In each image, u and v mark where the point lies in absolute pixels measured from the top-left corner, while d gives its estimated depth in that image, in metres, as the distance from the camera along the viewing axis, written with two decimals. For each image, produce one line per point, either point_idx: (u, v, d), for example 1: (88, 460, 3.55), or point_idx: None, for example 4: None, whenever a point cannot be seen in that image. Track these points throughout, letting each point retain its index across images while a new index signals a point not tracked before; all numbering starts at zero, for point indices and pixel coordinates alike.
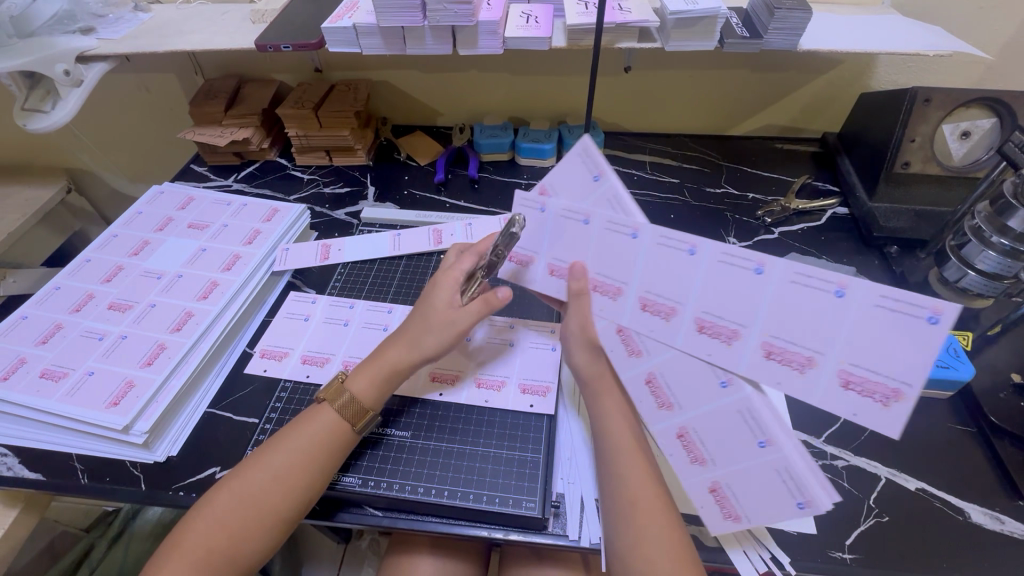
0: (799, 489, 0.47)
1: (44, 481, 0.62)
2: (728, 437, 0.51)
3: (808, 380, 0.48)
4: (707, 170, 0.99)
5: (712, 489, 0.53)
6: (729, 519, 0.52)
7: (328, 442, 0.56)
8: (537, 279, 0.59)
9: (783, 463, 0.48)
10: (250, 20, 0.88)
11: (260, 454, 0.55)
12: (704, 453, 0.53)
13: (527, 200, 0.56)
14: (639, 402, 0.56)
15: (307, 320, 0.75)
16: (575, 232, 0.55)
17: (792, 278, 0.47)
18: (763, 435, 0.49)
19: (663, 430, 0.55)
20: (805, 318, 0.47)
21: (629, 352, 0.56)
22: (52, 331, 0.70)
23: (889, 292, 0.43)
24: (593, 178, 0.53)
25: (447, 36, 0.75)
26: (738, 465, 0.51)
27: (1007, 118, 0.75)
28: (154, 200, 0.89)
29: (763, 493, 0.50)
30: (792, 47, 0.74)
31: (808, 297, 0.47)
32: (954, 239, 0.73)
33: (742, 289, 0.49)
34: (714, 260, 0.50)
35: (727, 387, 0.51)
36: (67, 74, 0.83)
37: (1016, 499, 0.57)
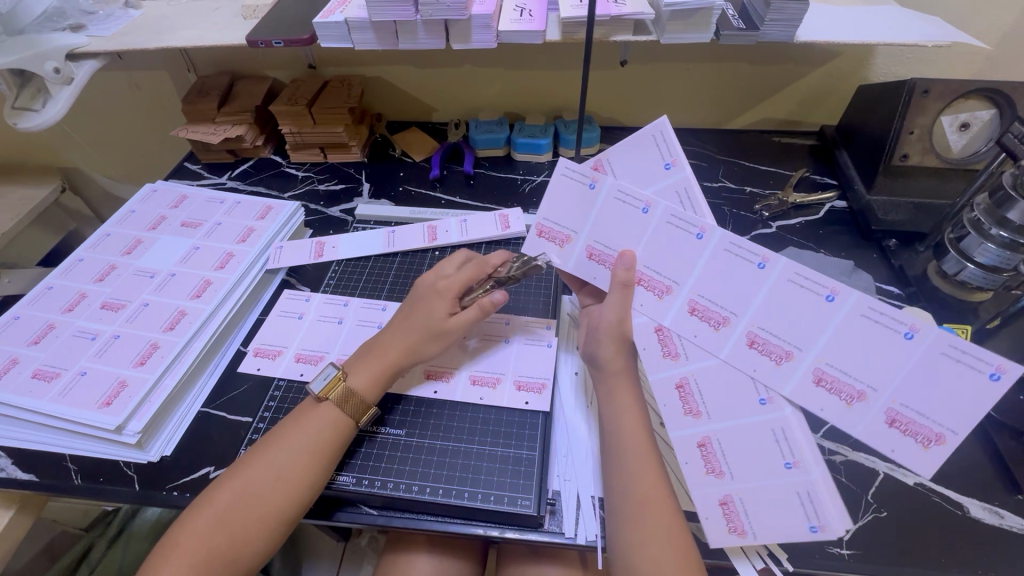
0: (815, 513, 0.47)
1: (37, 482, 0.61)
2: (756, 454, 0.50)
3: (853, 412, 0.48)
4: (704, 164, 0.98)
5: (722, 502, 0.51)
6: (734, 534, 0.50)
7: (329, 437, 0.56)
8: (571, 258, 0.62)
9: (807, 487, 0.47)
10: (241, 16, 0.87)
11: (263, 450, 0.55)
12: (721, 465, 0.51)
13: (583, 173, 0.59)
14: (665, 407, 0.55)
15: (302, 318, 0.75)
16: (630, 219, 0.56)
17: (864, 311, 0.46)
18: (791, 456, 0.49)
19: (682, 438, 0.53)
20: (861, 348, 0.47)
21: (663, 353, 0.56)
22: (44, 331, 0.69)
23: (962, 346, 0.42)
24: (665, 166, 0.56)
25: (439, 30, 0.74)
26: (756, 481, 0.50)
27: (1006, 109, 0.75)
28: (147, 198, 0.89)
29: (776, 512, 0.49)
30: (789, 39, 0.73)
31: (873, 333, 0.46)
32: (954, 231, 0.72)
33: (808, 311, 0.49)
34: (783, 277, 0.50)
35: (766, 404, 0.51)
36: (57, 71, 0.82)
37: (1015, 493, 0.57)
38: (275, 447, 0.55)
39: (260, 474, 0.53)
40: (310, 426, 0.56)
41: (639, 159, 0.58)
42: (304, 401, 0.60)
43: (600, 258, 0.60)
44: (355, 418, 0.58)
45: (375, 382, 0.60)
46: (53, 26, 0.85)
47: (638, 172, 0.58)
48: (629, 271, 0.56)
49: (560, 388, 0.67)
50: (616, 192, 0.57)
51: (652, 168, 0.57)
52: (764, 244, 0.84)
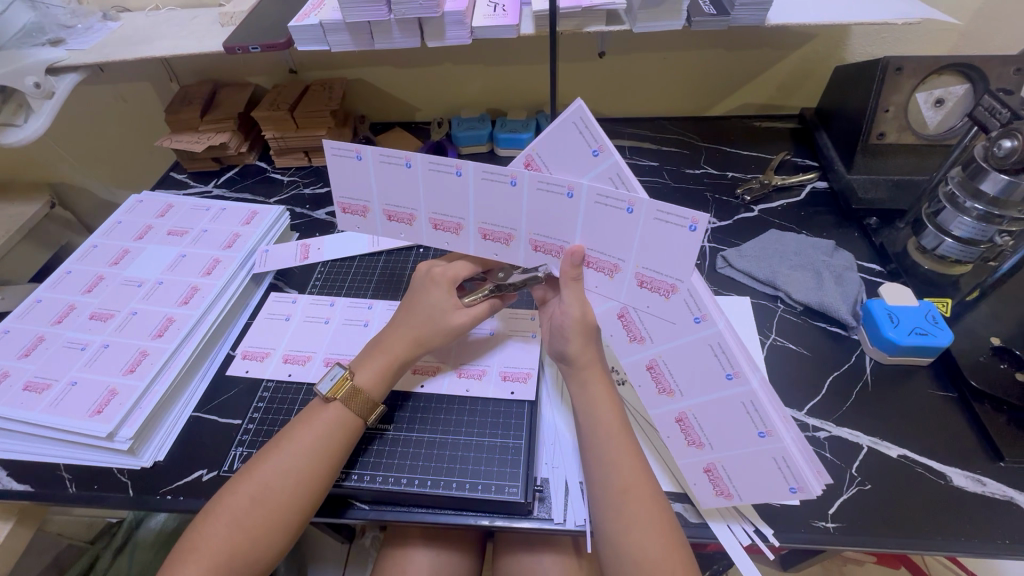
0: (793, 476, 0.48)
1: (32, 492, 0.62)
2: (730, 426, 0.52)
3: (674, 303, 0.52)
4: (686, 151, 0.98)
5: (706, 469, 0.54)
6: (721, 496, 0.53)
7: (340, 438, 0.56)
8: (377, 225, 0.64)
9: (781, 453, 0.49)
10: (219, 24, 0.87)
11: (276, 447, 0.55)
12: (700, 436, 0.54)
13: (441, 165, 0.56)
14: (639, 387, 0.57)
15: (288, 320, 0.75)
16: (500, 193, 0.55)
17: (655, 216, 0.48)
18: (764, 426, 0.49)
19: (661, 414, 0.56)
20: (667, 251, 0.50)
21: (629, 337, 0.57)
22: (34, 344, 0.70)
23: (665, 209, 0.48)
24: (593, 153, 0.51)
25: (414, 29, 0.74)
26: (733, 450, 0.52)
27: (979, 83, 0.76)
28: (132, 209, 0.89)
29: (753, 474, 0.51)
30: (760, 23, 0.73)
31: (666, 234, 0.49)
32: (931, 206, 0.73)
33: (672, 244, 0.49)
34: (648, 225, 0.49)
35: (732, 378, 0.51)
36: (38, 86, 0.82)
37: (997, 460, 0.58)
38: (289, 447, 0.55)
39: (276, 479, 0.53)
40: (319, 429, 0.56)
41: (564, 143, 0.53)
42: (314, 401, 0.60)
43: (493, 236, 0.59)
44: (364, 413, 0.58)
45: (383, 379, 0.60)
46: (32, 41, 0.85)
47: (566, 159, 0.53)
48: (577, 268, 0.55)
49: (543, 377, 0.68)
50: (379, 156, 0.57)
51: (579, 155, 0.52)
52: (746, 229, 0.84)
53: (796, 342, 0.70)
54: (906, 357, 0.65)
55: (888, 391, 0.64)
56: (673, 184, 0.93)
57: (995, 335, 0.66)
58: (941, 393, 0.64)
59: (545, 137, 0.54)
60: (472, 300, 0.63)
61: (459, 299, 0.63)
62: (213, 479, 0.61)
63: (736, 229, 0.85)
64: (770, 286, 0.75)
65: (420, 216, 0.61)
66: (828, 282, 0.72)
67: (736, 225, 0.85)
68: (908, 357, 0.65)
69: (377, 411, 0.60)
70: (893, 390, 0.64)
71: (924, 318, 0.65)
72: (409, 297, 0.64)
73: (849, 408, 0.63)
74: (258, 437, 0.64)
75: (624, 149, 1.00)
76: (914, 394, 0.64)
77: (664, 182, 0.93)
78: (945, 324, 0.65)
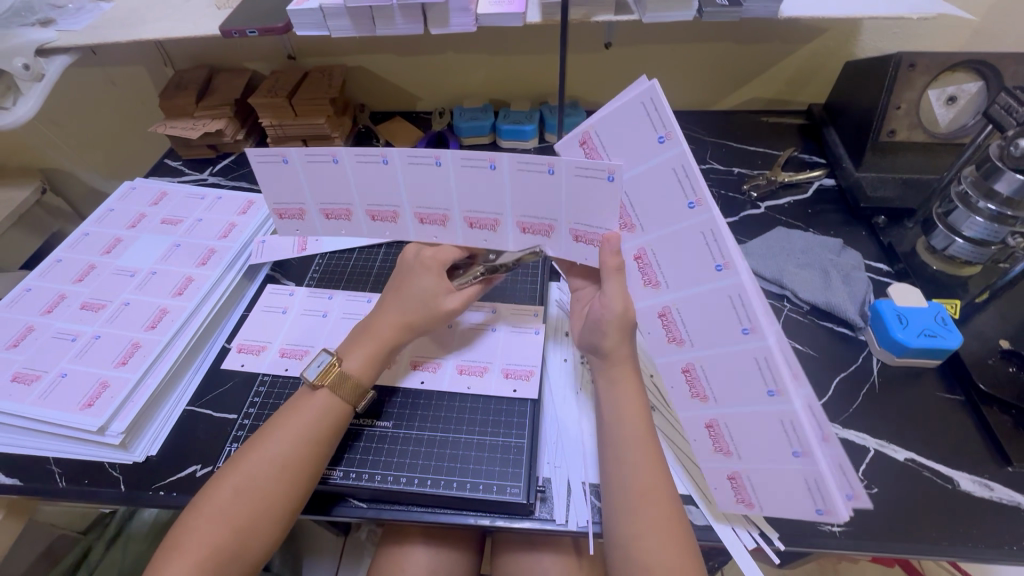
0: (822, 499, 0.46)
1: (20, 486, 0.60)
2: (763, 441, 0.50)
3: (710, 308, 0.52)
4: (692, 146, 0.97)
5: (730, 477, 0.53)
6: (742, 505, 0.53)
7: (328, 427, 0.55)
8: (317, 226, 0.65)
9: (813, 475, 0.47)
10: (215, 6, 0.85)
11: (263, 435, 0.54)
12: (729, 445, 0.53)
13: (365, 156, 0.57)
14: (672, 388, 0.56)
15: (285, 313, 0.74)
16: (429, 175, 0.57)
17: (704, 231, 0.50)
18: (799, 445, 0.47)
19: (692, 418, 0.55)
20: (693, 255, 0.52)
21: (668, 338, 0.56)
22: (23, 333, 0.68)
23: (718, 231, 0.49)
24: (659, 138, 0.50)
25: (417, 14, 0.72)
26: (764, 463, 0.50)
27: (993, 80, 0.75)
28: (126, 196, 0.87)
29: (780, 488, 0.50)
30: (772, 14, 0.72)
31: (700, 250, 0.51)
32: (942, 206, 0.72)
33: (699, 260, 0.51)
34: (696, 228, 0.51)
35: (773, 395, 0.48)
36: (27, 68, 0.79)
37: (1006, 465, 0.57)
38: (268, 437, 0.53)
39: (255, 469, 0.51)
40: (300, 419, 0.54)
41: (630, 124, 0.51)
42: (301, 388, 0.58)
43: (429, 219, 0.61)
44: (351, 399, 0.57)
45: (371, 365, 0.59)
46: (21, 20, 0.82)
47: (628, 140, 0.52)
48: (617, 255, 0.55)
49: (547, 375, 0.66)
50: (305, 157, 0.58)
51: (642, 139, 0.51)
52: (752, 226, 0.83)
53: (802, 342, 0.69)
54: (914, 359, 0.64)
55: (896, 393, 0.63)
56: None
57: (1004, 337, 0.65)
58: (948, 395, 0.63)
59: (607, 116, 0.52)
60: (461, 282, 0.62)
61: (449, 283, 0.62)
62: (207, 475, 0.60)
63: (742, 226, 0.83)
64: (776, 284, 0.74)
65: (357, 209, 0.63)
66: (835, 281, 0.71)
67: (742, 222, 0.84)
68: (915, 359, 0.64)
69: (368, 395, 0.59)
70: (900, 392, 0.64)
71: (933, 320, 0.64)
72: (397, 276, 0.64)
73: (856, 410, 0.62)
74: (254, 433, 0.62)
75: None
76: (922, 397, 0.63)
77: None
78: (954, 326, 0.64)
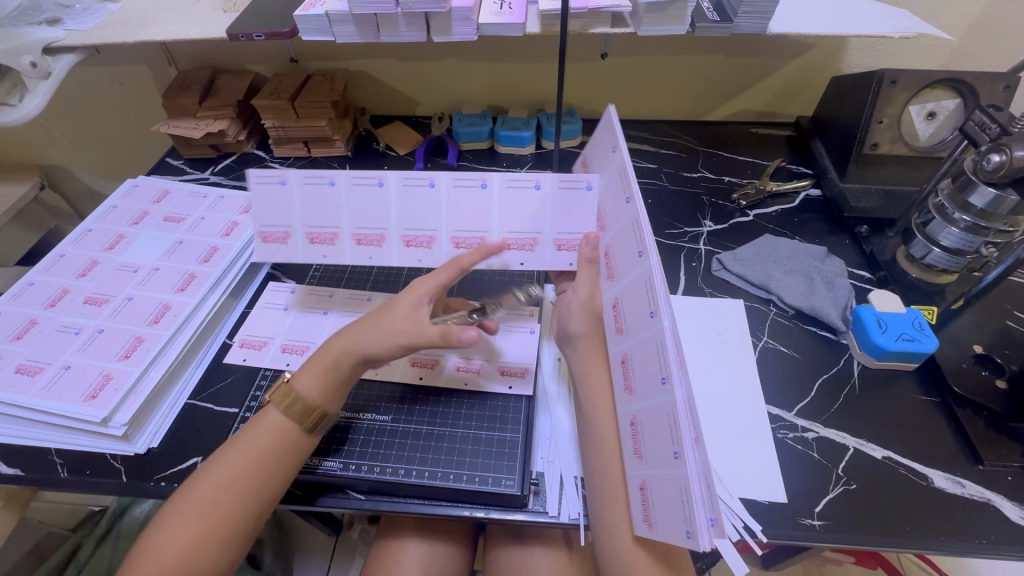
0: (688, 517, 0.43)
1: (22, 476, 0.61)
2: (659, 438, 0.48)
3: (635, 297, 0.54)
4: (684, 155, 1.00)
5: (640, 486, 0.49)
6: (645, 524, 0.48)
7: (278, 450, 0.54)
8: (345, 253, 0.66)
9: (684, 481, 0.44)
10: (222, 9, 0.87)
11: (218, 458, 0.54)
12: (642, 448, 0.50)
13: (415, 180, 0.63)
14: (613, 381, 0.56)
15: (286, 309, 0.75)
16: (473, 197, 0.63)
17: (635, 222, 0.55)
18: (678, 445, 0.45)
19: (622, 414, 0.54)
20: (629, 244, 0.56)
21: (613, 329, 0.57)
22: (26, 326, 0.69)
23: (641, 222, 0.54)
24: (612, 150, 0.62)
25: (420, 22, 0.74)
26: (660, 466, 0.47)
27: (970, 98, 0.78)
28: (128, 193, 0.88)
29: (666, 496, 0.46)
30: (761, 31, 0.74)
31: (631, 240, 0.55)
32: (920, 217, 0.76)
33: (630, 248, 0.55)
34: (629, 219, 0.56)
35: (665, 384, 0.48)
36: (34, 66, 0.81)
37: (976, 463, 0.60)
38: (223, 461, 0.53)
39: (208, 493, 0.51)
40: (254, 441, 0.54)
41: (603, 145, 0.65)
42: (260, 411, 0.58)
43: (466, 243, 0.64)
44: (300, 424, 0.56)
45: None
46: (28, 19, 0.84)
47: (602, 157, 0.65)
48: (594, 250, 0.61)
49: (541, 373, 0.68)
50: (352, 179, 0.63)
51: (607, 154, 0.63)
52: (741, 233, 0.86)
53: (787, 345, 0.72)
54: (892, 362, 0.67)
55: (876, 395, 0.66)
56: (670, 186, 0.94)
57: (977, 342, 0.68)
58: (925, 397, 0.66)
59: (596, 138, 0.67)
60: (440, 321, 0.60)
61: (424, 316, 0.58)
62: None
63: (731, 233, 0.86)
64: (763, 289, 0.77)
65: (391, 235, 0.65)
66: (818, 287, 0.74)
67: (731, 229, 0.87)
68: (893, 362, 0.67)
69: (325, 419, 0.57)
70: (878, 393, 0.66)
71: (911, 324, 0.67)
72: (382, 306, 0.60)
73: (837, 410, 0.65)
74: None
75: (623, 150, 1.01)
76: (900, 399, 0.66)
77: (661, 184, 0.94)
78: (930, 331, 0.67)
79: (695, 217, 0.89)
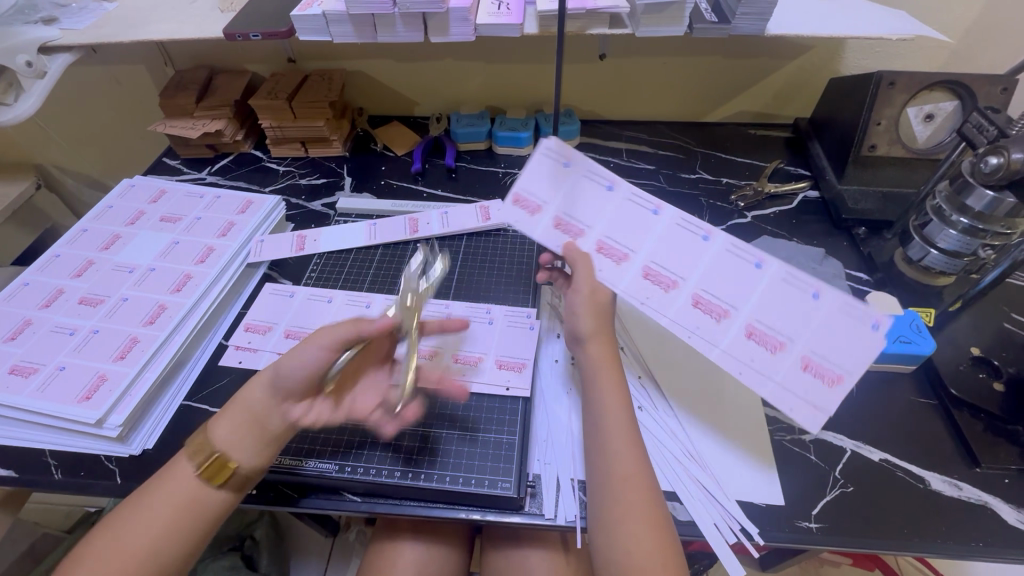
0: (868, 316, 0.50)
1: (15, 477, 0.61)
2: (786, 307, 0.54)
3: (681, 254, 0.59)
4: (682, 156, 1.00)
5: (804, 364, 0.53)
6: (834, 386, 0.51)
7: (197, 502, 0.50)
8: None
9: (845, 300, 0.51)
10: (219, 9, 0.86)
11: (130, 509, 0.49)
12: (775, 336, 0.54)
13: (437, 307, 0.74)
14: (694, 328, 0.57)
15: (292, 296, 0.76)
16: (521, 336, 0.70)
17: (633, 198, 0.61)
18: (810, 288, 0.53)
19: (728, 341, 0.56)
20: (632, 224, 0.61)
21: (664, 289, 0.59)
22: (21, 327, 0.69)
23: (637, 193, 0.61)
24: (564, 164, 0.61)
25: (418, 23, 0.74)
26: (809, 333, 0.53)
27: (967, 100, 0.78)
28: (125, 193, 0.88)
29: (840, 334, 0.51)
30: (760, 32, 0.74)
31: (635, 213, 0.61)
32: (918, 218, 0.76)
33: (638, 221, 0.61)
34: (624, 198, 0.61)
35: (760, 266, 0.56)
36: (29, 65, 0.81)
37: (974, 466, 0.60)
38: (140, 511, 0.49)
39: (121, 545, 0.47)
40: (171, 492, 0.50)
41: (537, 173, 0.62)
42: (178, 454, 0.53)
43: (508, 365, 0.67)
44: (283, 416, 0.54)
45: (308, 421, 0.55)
46: (24, 18, 0.84)
47: (541, 181, 0.62)
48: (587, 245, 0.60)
49: (539, 373, 0.68)
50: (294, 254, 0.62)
51: (552, 172, 0.62)
52: (738, 235, 0.86)
53: None
54: (888, 364, 0.67)
55: (873, 398, 0.66)
56: (667, 187, 0.94)
57: (975, 345, 0.68)
58: (922, 399, 0.66)
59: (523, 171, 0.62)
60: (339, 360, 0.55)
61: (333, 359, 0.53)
62: None
63: (728, 234, 0.86)
64: None
65: None
66: None
67: (729, 230, 0.87)
68: (890, 364, 0.67)
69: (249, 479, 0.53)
70: (875, 395, 0.66)
71: (908, 326, 0.67)
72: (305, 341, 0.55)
73: (834, 413, 0.65)
74: None
75: (621, 151, 1.01)
76: (898, 401, 0.66)
77: (659, 186, 0.94)
78: (928, 333, 0.67)
79: None
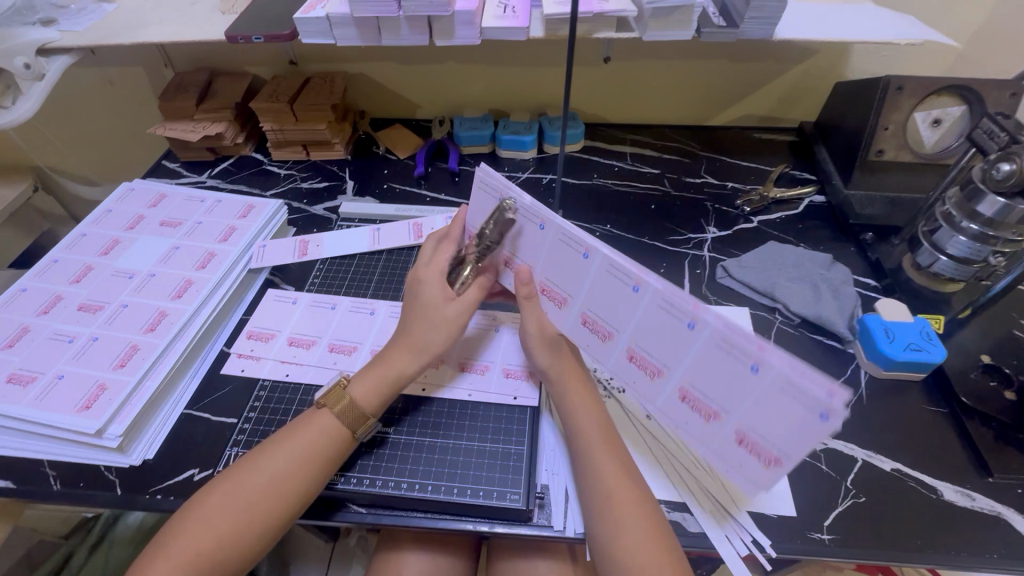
0: (814, 402, 0.42)
1: (13, 488, 0.60)
2: (721, 377, 0.48)
3: (612, 308, 0.55)
4: (687, 160, 0.99)
5: (739, 439, 0.48)
6: (773, 466, 0.46)
7: (278, 496, 0.52)
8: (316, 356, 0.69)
9: (780, 377, 0.44)
10: (220, 10, 0.85)
11: (218, 494, 0.52)
12: (710, 406, 0.50)
13: None
14: (633, 382, 0.56)
15: (296, 304, 0.76)
16: None
17: (563, 238, 0.56)
18: (749, 359, 0.45)
19: (665, 399, 0.54)
20: (568, 270, 0.57)
21: (600, 338, 0.57)
22: (18, 334, 0.67)
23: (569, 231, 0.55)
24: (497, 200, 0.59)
25: (423, 26, 0.73)
26: (744, 406, 0.47)
27: (976, 104, 0.77)
28: (124, 197, 0.87)
29: (773, 420, 0.45)
30: (768, 37, 0.74)
31: (568, 256, 0.56)
32: (927, 225, 0.75)
33: (572, 266, 0.56)
34: (558, 237, 0.56)
35: (693, 326, 0.49)
36: (27, 67, 0.79)
37: (986, 476, 0.59)
38: (229, 496, 0.51)
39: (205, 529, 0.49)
40: (257, 482, 0.52)
41: (482, 207, 0.62)
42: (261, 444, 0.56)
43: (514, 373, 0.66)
44: (342, 431, 0.56)
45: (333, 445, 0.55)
46: (22, 20, 0.82)
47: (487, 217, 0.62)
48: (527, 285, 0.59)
49: None
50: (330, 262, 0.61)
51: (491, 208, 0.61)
52: (745, 240, 0.85)
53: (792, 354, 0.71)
54: (900, 372, 0.66)
55: (883, 407, 0.65)
56: (673, 192, 0.93)
57: (984, 352, 0.68)
58: (932, 407, 0.65)
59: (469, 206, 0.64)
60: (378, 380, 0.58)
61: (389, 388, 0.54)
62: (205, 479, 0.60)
63: (734, 239, 0.85)
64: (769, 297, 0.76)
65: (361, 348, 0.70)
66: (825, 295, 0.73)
67: (735, 235, 0.86)
68: (901, 372, 0.67)
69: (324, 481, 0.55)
70: (886, 403, 0.66)
71: (918, 333, 0.66)
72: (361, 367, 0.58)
73: (845, 421, 0.64)
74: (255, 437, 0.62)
75: (626, 155, 1.01)
76: (908, 409, 0.65)
77: (663, 190, 0.94)
78: (938, 340, 0.66)
79: (699, 224, 0.88)
